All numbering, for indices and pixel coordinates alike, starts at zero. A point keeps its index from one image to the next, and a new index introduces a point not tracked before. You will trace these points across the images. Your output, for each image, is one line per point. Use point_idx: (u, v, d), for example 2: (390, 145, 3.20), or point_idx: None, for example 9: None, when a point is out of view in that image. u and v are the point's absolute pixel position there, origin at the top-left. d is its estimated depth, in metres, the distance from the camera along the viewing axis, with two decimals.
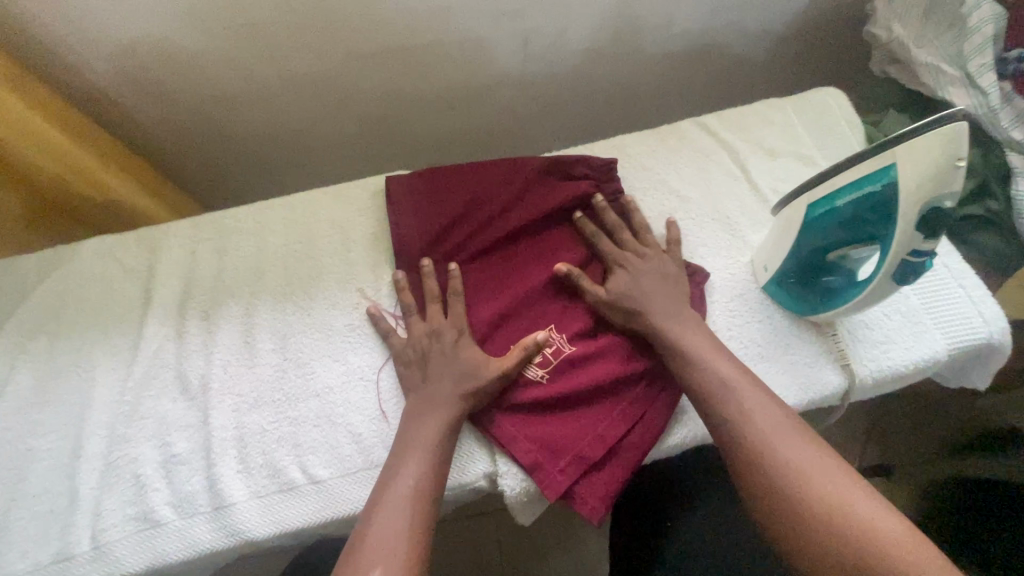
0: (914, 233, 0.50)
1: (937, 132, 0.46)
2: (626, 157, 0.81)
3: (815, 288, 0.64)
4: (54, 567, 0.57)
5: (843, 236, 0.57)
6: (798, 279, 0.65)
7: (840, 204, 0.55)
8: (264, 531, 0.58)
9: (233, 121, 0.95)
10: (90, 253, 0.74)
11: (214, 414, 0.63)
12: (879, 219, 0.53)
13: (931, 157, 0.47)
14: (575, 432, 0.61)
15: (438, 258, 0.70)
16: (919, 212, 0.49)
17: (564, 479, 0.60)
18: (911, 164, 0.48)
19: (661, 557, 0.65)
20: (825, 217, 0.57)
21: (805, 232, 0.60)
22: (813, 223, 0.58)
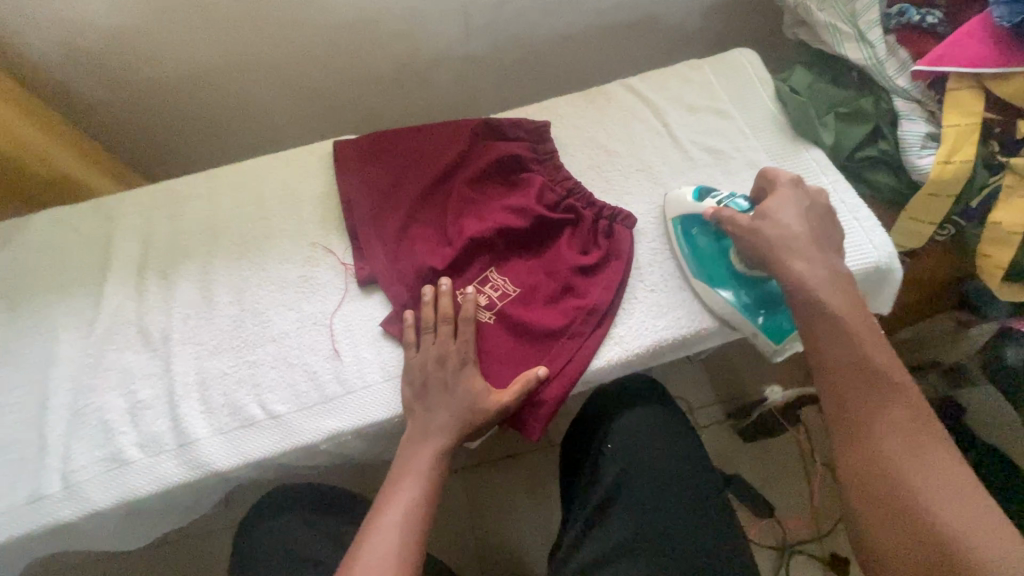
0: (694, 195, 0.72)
1: (668, 216, 0.76)
2: (558, 118, 0.87)
3: (768, 293, 0.69)
4: (27, 507, 0.60)
5: (715, 234, 0.72)
6: (754, 298, 0.70)
7: (694, 212, 0.72)
8: (229, 462, 0.63)
9: (186, 102, 0.98)
10: (46, 223, 0.77)
11: (176, 362, 0.67)
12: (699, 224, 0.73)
13: (680, 192, 0.74)
14: (519, 363, 0.67)
15: (381, 216, 0.75)
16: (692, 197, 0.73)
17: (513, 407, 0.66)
18: (680, 204, 0.74)
19: (603, 468, 0.70)
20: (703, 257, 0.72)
21: (702, 271, 0.71)
22: (698, 239, 0.73)
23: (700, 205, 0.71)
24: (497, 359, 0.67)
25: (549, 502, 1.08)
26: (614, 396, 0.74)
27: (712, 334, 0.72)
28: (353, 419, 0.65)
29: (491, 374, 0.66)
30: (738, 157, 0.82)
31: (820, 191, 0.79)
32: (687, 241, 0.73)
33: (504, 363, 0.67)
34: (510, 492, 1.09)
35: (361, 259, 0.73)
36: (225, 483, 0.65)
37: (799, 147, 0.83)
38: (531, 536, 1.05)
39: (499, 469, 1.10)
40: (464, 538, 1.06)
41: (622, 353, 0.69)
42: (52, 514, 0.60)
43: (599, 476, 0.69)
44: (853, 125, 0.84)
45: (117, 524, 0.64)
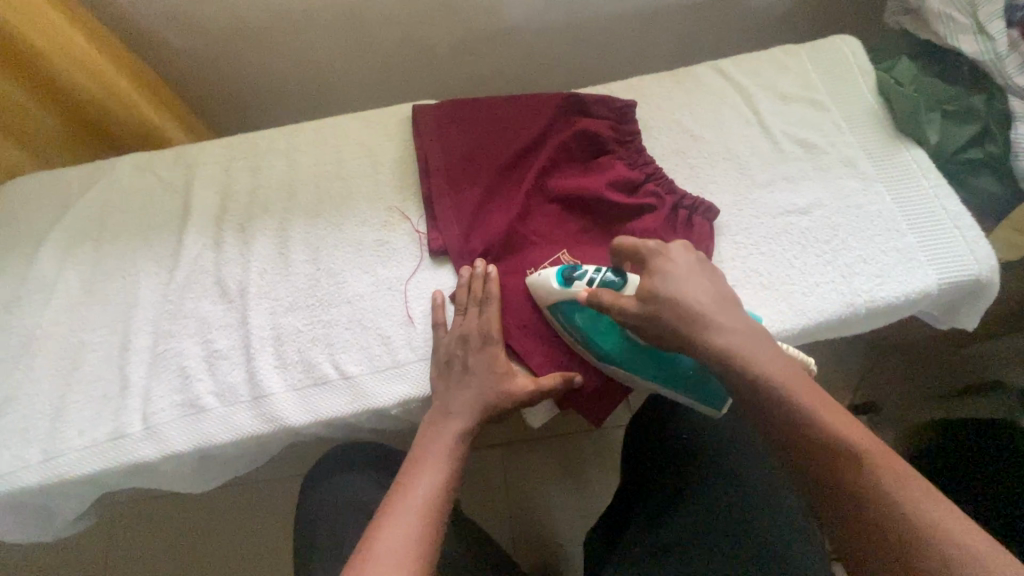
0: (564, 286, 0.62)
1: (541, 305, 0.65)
2: (642, 99, 0.84)
3: (680, 368, 0.62)
4: (108, 444, 0.62)
5: (599, 316, 0.62)
6: (660, 377, 0.62)
7: (564, 300, 0.62)
8: (300, 418, 0.63)
9: (259, 57, 0.96)
10: (129, 167, 0.78)
11: (252, 316, 0.68)
12: (590, 321, 0.62)
13: (546, 274, 0.64)
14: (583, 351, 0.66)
15: (457, 187, 0.74)
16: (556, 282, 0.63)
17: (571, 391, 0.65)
18: (547, 292, 0.63)
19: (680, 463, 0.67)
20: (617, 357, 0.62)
21: (645, 371, 0.62)
22: (587, 329, 0.62)
23: (569, 289, 0.62)
24: (562, 343, 0.66)
25: (589, 488, 1.07)
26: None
27: (792, 336, 0.69)
28: (423, 387, 0.65)
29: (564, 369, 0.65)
30: (832, 152, 0.78)
31: (919, 193, 0.74)
32: (574, 329, 0.63)
33: (568, 349, 0.66)
34: (552, 472, 1.09)
35: (435, 229, 0.72)
36: (294, 438, 0.66)
37: (899, 146, 0.78)
38: (569, 520, 1.05)
39: (541, 448, 1.10)
40: (501, 511, 1.07)
41: None
42: (131, 452, 0.62)
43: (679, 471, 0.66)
44: (956, 126, 0.79)
45: (191, 467, 0.66)
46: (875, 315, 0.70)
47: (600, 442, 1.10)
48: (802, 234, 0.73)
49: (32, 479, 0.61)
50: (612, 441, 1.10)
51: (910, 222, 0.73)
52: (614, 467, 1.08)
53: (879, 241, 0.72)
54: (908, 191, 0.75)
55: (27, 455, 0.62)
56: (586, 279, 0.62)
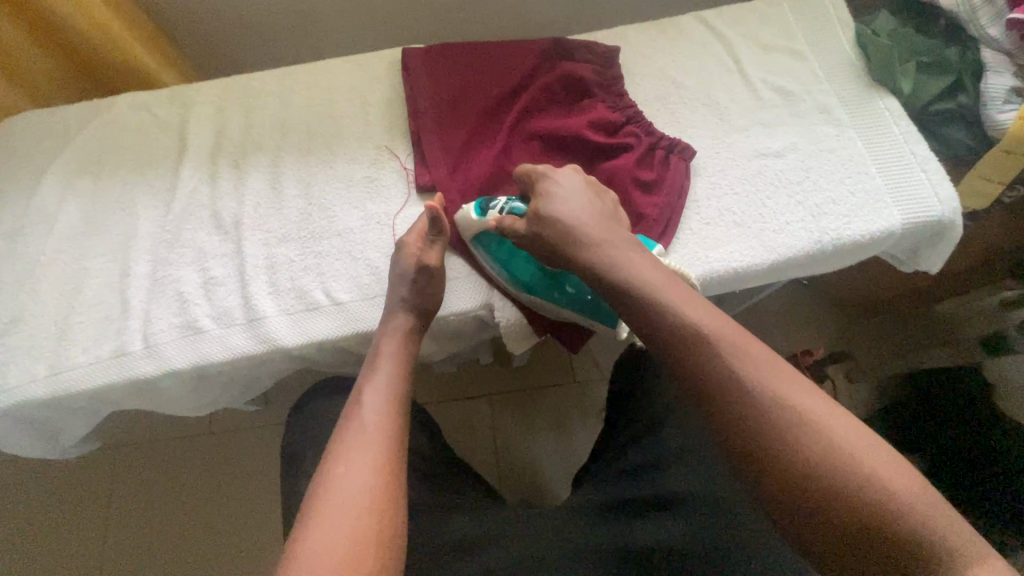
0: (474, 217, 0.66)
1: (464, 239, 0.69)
2: (627, 47, 0.86)
3: (583, 293, 0.67)
4: (111, 361, 0.66)
5: (508, 242, 0.68)
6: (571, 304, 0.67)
7: (481, 230, 0.67)
8: (292, 340, 0.67)
9: (251, 4, 0.97)
10: (126, 106, 0.80)
11: (247, 245, 0.71)
12: (507, 251, 0.68)
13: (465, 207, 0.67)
14: None
15: (444, 127, 0.76)
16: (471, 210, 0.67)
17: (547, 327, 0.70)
18: (466, 224, 0.67)
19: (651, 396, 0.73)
20: (529, 282, 0.67)
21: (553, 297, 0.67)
22: (503, 255, 0.68)
23: (484, 219, 0.66)
24: None
25: (571, 431, 1.12)
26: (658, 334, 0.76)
27: (762, 272, 0.72)
28: None
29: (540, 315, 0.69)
30: (809, 100, 0.80)
31: (889, 139, 0.77)
32: (492, 259, 0.68)
33: None
34: (538, 417, 1.13)
35: (423, 166, 0.74)
36: (286, 361, 0.70)
37: (873, 95, 0.80)
38: (551, 459, 1.10)
39: (527, 395, 1.15)
40: (489, 454, 1.12)
41: None
42: (133, 369, 0.65)
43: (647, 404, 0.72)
44: (933, 76, 0.80)
45: (189, 387, 0.69)
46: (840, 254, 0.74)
47: (583, 389, 1.14)
48: (776, 177, 0.76)
49: (40, 392, 0.65)
50: (595, 389, 1.14)
51: (879, 166, 0.76)
52: (595, 411, 1.13)
53: (849, 183, 0.75)
54: (879, 137, 0.77)
55: (35, 370, 0.65)
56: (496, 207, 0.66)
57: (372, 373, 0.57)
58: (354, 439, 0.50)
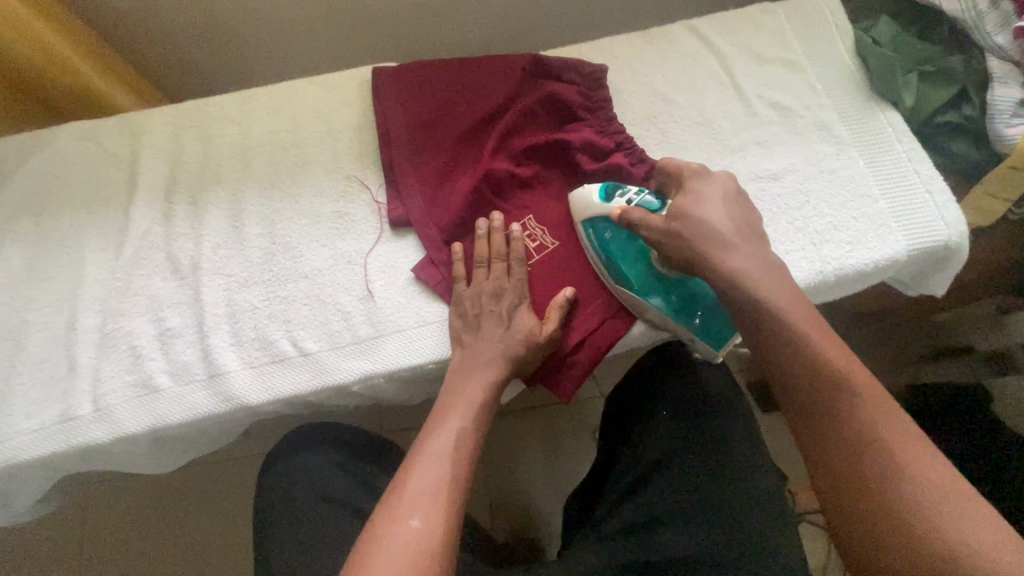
0: (603, 201, 0.61)
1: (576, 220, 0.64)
2: (613, 61, 0.80)
3: (696, 300, 0.60)
4: (59, 427, 0.60)
5: (628, 237, 0.61)
6: (680, 313, 0.60)
7: (598, 217, 0.61)
8: (257, 396, 0.62)
9: (210, 20, 0.90)
10: (70, 139, 0.73)
11: (205, 293, 0.65)
12: (624, 247, 0.61)
13: (588, 189, 0.63)
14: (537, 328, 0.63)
15: (418, 154, 0.70)
16: (596, 193, 0.62)
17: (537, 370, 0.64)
18: (585, 205, 0.62)
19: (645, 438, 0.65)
20: (638, 282, 0.60)
21: (661, 303, 0.60)
22: (611, 246, 0.61)
23: (608, 205, 0.61)
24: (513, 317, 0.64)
25: (564, 458, 1.08)
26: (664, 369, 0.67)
27: None
28: (384, 363, 0.63)
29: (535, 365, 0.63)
30: (807, 116, 0.75)
31: (893, 158, 0.72)
32: (600, 246, 0.62)
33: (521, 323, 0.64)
34: (529, 444, 1.09)
35: (397, 199, 0.69)
36: (253, 417, 0.64)
37: (875, 110, 0.75)
38: (548, 493, 1.06)
39: (517, 421, 1.10)
40: (479, 486, 1.07)
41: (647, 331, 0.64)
42: (83, 435, 0.60)
43: (642, 449, 0.64)
44: (936, 87, 0.75)
45: (147, 448, 0.64)
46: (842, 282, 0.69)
47: (576, 413, 1.10)
48: (774, 201, 0.71)
49: None
50: (587, 413, 1.10)
51: (882, 187, 0.71)
52: (588, 436, 1.09)
53: (851, 207, 0.71)
54: (882, 156, 0.73)
55: None
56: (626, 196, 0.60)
57: (442, 431, 0.53)
58: (422, 511, 0.46)
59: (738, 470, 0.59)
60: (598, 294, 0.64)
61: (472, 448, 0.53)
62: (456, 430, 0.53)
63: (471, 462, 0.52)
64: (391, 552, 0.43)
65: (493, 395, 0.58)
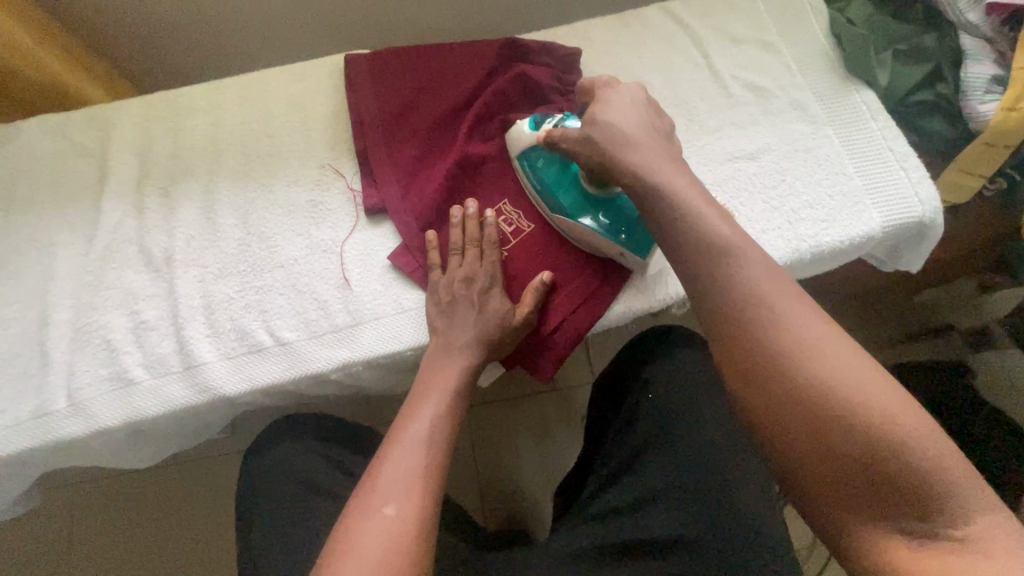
0: (530, 129, 0.63)
1: (512, 157, 0.66)
2: (589, 45, 0.80)
3: (626, 215, 0.60)
4: (33, 423, 0.59)
5: (558, 161, 0.63)
6: (612, 226, 0.60)
7: (529, 145, 0.64)
8: (234, 387, 0.61)
9: (179, 10, 0.88)
10: (37, 133, 0.72)
11: (179, 285, 0.65)
12: (555, 174, 0.63)
13: (517, 125, 0.65)
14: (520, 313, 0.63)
15: (391, 141, 0.70)
16: (525, 125, 0.64)
17: (519, 354, 0.64)
18: (517, 136, 0.65)
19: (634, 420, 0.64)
20: (569, 205, 0.61)
21: (591, 220, 0.61)
22: (543, 172, 0.63)
23: (536, 132, 0.63)
24: None
25: (553, 446, 1.08)
26: (655, 349, 0.66)
27: None
28: (361, 351, 0.63)
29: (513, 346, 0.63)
30: (782, 96, 0.75)
31: (868, 137, 0.72)
32: (535, 177, 0.64)
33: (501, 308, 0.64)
34: (518, 433, 1.09)
35: (371, 187, 0.68)
36: (232, 408, 0.64)
37: (849, 89, 0.76)
38: (536, 481, 1.06)
39: (505, 410, 1.10)
40: (470, 476, 1.07)
41: (625, 312, 0.64)
42: (57, 430, 0.59)
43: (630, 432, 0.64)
44: (910, 65, 0.75)
45: (126, 442, 0.63)
46: (819, 260, 0.69)
47: (563, 401, 1.10)
48: (751, 183, 0.71)
49: None
50: (575, 399, 1.10)
51: (857, 165, 0.72)
52: (577, 423, 1.09)
53: (826, 186, 0.71)
54: (857, 135, 0.73)
55: None
56: (552, 120, 0.62)
57: (414, 419, 0.53)
58: (394, 498, 0.46)
59: (728, 454, 0.58)
60: (576, 277, 0.64)
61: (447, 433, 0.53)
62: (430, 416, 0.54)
63: (443, 447, 0.52)
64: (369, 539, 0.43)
65: (469, 381, 0.58)
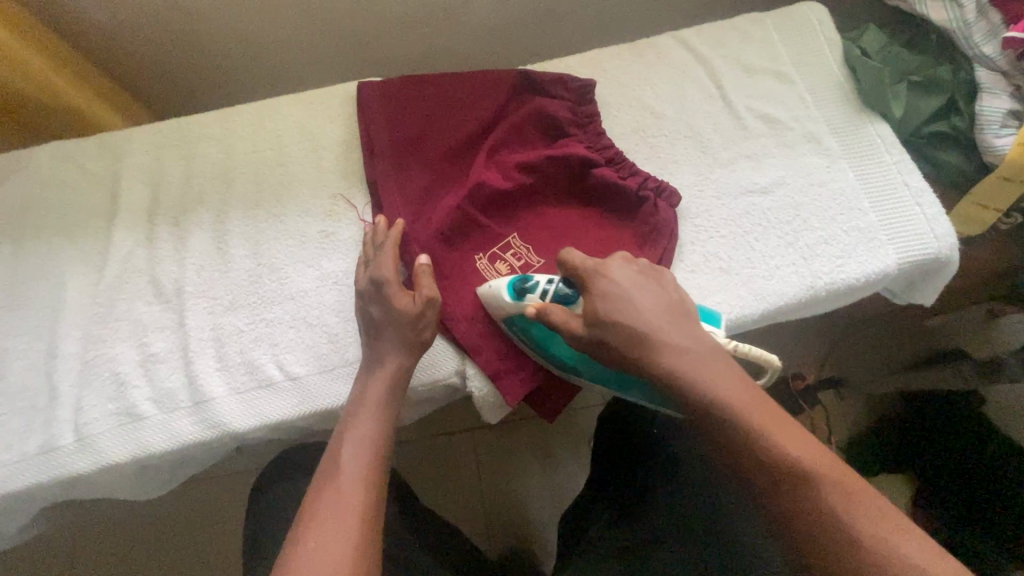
0: (516, 304, 0.58)
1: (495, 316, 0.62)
2: (602, 74, 0.80)
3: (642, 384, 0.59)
4: (41, 458, 0.59)
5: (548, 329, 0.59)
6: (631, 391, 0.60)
7: (514, 315, 0.59)
8: (243, 423, 0.60)
9: (190, 33, 0.88)
10: (48, 159, 0.72)
11: (190, 317, 0.64)
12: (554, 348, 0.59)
13: (497, 285, 0.60)
14: (528, 346, 0.63)
15: (403, 172, 0.69)
16: (512, 322, 0.60)
17: (518, 386, 0.62)
18: (500, 304, 0.60)
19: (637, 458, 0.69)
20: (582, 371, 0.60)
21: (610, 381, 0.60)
22: (538, 341, 0.60)
23: (522, 302, 0.58)
24: (500, 337, 0.63)
25: (559, 470, 1.07)
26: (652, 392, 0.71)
27: (750, 322, 0.68)
28: None
29: (500, 382, 0.62)
30: (797, 128, 0.75)
31: (882, 170, 0.72)
32: (518, 333, 0.60)
33: (512, 341, 0.63)
34: (523, 456, 1.08)
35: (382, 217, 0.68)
36: (240, 443, 0.63)
37: (864, 121, 0.75)
38: (542, 506, 1.05)
39: (512, 433, 1.09)
40: (474, 499, 1.07)
41: None
42: (65, 465, 0.59)
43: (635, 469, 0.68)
44: (923, 97, 0.75)
45: (133, 476, 0.63)
46: (831, 296, 0.69)
47: (570, 425, 1.09)
48: (764, 216, 0.71)
49: None
50: (582, 423, 1.09)
51: (872, 199, 0.71)
52: (583, 447, 1.08)
53: (840, 220, 0.70)
54: (872, 167, 0.72)
55: None
56: (538, 292, 0.57)
57: (344, 442, 0.52)
58: (318, 535, 0.45)
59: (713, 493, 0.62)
60: None
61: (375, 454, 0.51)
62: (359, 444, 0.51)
63: None
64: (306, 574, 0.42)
65: None
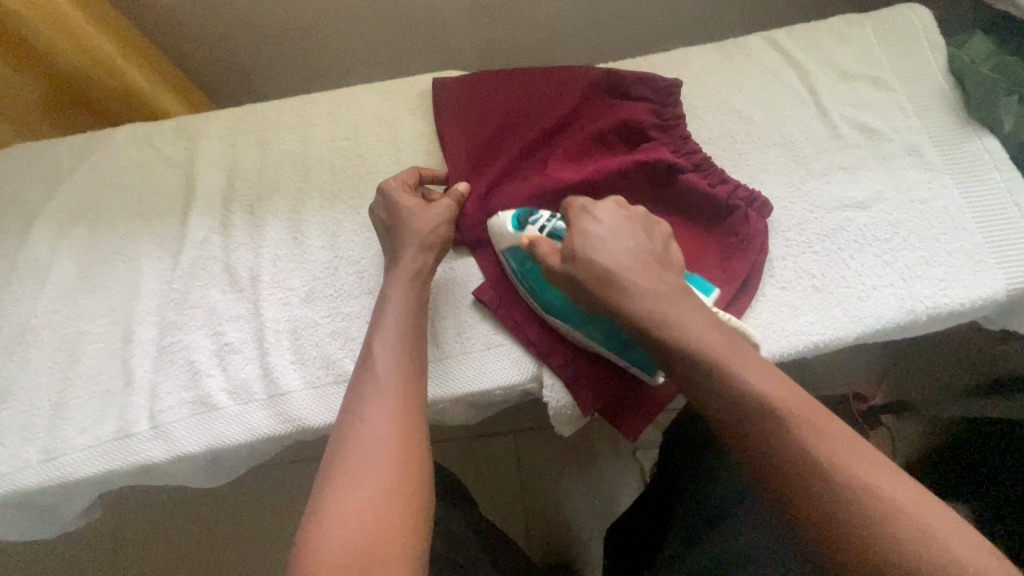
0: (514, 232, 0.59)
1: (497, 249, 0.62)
2: (688, 76, 0.76)
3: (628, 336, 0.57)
4: (114, 444, 0.58)
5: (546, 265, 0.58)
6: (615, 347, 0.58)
7: (513, 245, 0.59)
8: (317, 419, 0.59)
9: (264, 19, 0.87)
10: (126, 141, 0.71)
11: (266, 308, 0.62)
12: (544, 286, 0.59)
13: (502, 217, 0.60)
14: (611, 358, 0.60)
15: (482, 171, 0.67)
16: (508, 255, 0.60)
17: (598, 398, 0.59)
18: (501, 231, 0.60)
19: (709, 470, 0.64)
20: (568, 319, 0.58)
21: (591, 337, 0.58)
22: (531, 276, 0.59)
23: (521, 234, 0.58)
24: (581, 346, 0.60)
25: (605, 480, 1.04)
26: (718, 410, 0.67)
27: (838, 343, 0.64)
28: (447, 388, 0.60)
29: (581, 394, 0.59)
30: (896, 139, 0.71)
31: (987, 188, 0.68)
32: (521, 275, 0.60)
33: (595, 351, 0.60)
34: (570, 463, 1.05)
35: None
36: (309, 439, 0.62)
37: (970, 134, 0.70)
38: (586, 516, 1.03)
39: (558, 440, 1.07)
40: (517, 504, 1.04)
41: None
42: (138, 453, 0.58)
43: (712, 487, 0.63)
44: None
45: (202, 467, 0.61)
46: (929, 323, 0.65)
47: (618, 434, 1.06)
48: (859, 232, 0.67)
49: (31, 481, 0.57)
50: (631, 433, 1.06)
51: (977, 219, 0.67)
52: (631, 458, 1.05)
53: (942, 241, 0.66)
54: (976, 185, 0.68)
55: (27, 454, 0.58)
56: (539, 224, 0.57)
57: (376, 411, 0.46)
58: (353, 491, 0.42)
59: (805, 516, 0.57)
60: None
61: (418, 342, 0.53)
62: (397, 327, 0.53)
63: None
64: (363, 453, 0.44)
65: None
